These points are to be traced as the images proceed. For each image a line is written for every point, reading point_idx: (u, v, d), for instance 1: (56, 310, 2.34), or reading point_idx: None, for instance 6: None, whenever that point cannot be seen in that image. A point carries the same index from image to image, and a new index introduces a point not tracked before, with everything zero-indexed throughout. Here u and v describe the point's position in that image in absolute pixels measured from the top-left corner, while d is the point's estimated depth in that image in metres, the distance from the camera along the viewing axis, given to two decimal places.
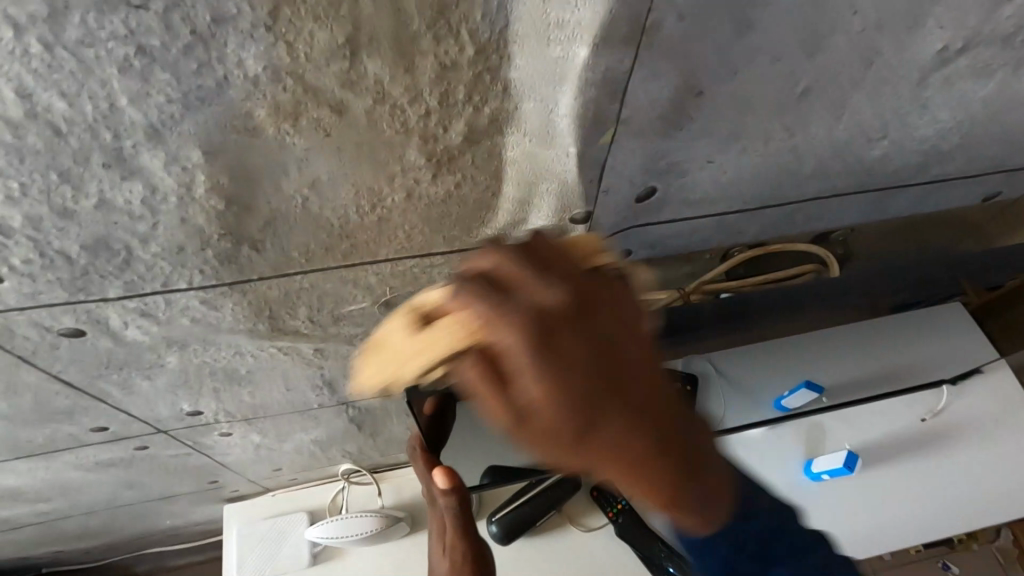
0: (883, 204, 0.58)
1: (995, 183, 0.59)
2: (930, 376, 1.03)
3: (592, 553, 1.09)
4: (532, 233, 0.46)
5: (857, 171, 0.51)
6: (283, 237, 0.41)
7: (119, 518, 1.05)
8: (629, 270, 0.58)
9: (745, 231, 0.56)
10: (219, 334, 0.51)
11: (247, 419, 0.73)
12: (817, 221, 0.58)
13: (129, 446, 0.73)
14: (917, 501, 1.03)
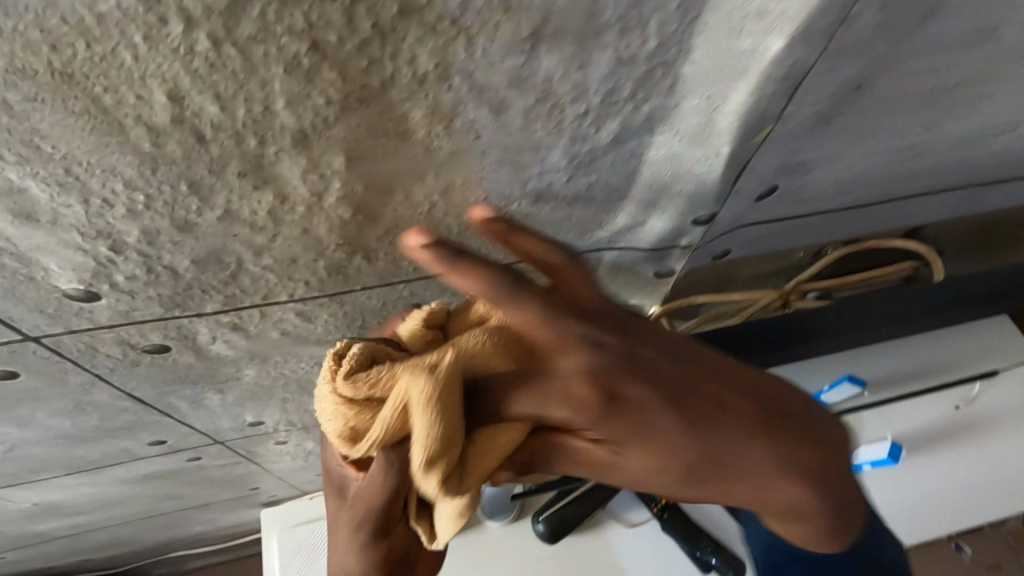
0: (982, 199, 0.56)
1: None
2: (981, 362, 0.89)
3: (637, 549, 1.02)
4: (646, 236, 0.44)
5: (972, 166, 0.49)
6: (398, 246, 0.38)
7: (153, 527, 1.02)
8: (722, 270, 0.56)
9: (845, 229, 0.54)
10: (303, 346, 0.48)
11: (306, 428, 0.69)
12: (915, 218, 0.56)
13: (181, 458, 0.70)
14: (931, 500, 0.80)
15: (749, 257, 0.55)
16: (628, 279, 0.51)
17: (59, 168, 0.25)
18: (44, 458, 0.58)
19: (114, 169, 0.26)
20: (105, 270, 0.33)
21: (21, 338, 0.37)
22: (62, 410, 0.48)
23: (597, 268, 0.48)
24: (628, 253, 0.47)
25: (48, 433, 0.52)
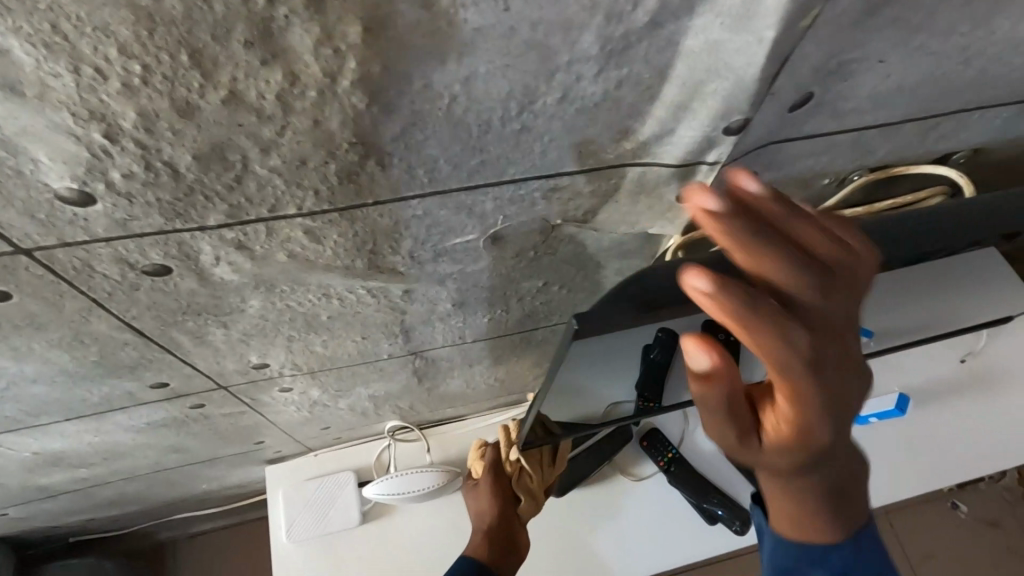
0: (1015, 122, 0.54)
1: None
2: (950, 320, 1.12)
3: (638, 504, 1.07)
4: (675, 147, 0.42)
5: (1011, 80, 0.46)
6: (414, 149, 0.36)
7: (158, 483, 1.01)
8: None
9: (873, 154, 0.52)
10: (311, 273, 0.46)
11: (312, 373, 0.68)
12: (950, 140, 0.53)
13: (186, 406, 0.68)
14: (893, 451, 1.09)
15: (774, 182, 0.52)
16: (650, 202, 0.49)
17: (44, 22, 0.23)
18: (44, 400, 0.56)
19: (106, 27, 0.23)
20: (99, 165, 0.30)
21: (13, 251, 0.35)
22: (60, 342, 0.46)
23: (620, 186, 0.46)
24: (653, 170, 0.44)
25: (48, 368, 0.50)
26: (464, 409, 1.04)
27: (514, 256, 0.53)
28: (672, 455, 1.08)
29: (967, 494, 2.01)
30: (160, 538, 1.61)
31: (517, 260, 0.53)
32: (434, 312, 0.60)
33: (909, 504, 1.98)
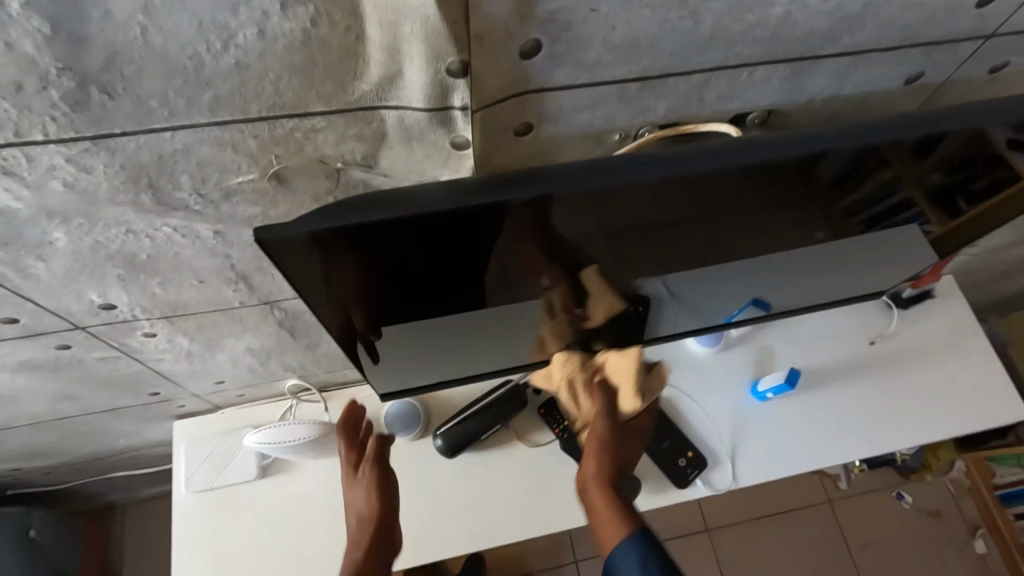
0: (797, 84, 0.56)
1: (919, 63, 0.57)
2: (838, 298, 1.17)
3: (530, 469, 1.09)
4: (413, 91, 0.45)
5: (759, 38, 0.49)
6: (134, 81, 0.39)
7: (70, 433, 1.06)
8: (539, 149, 0.56)
9: (653, 110, 0.55)
10: (100, 206, 0.50)
11: (168, 318, 0.72)
12: (732, 99, 0.56)
13: (51, 346, 0.73)
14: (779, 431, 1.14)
15: (560, 135, 0.55)
16: (425, 150, 0.52)
17: None
18: None
19: None
20: None
21: None
22: None
23: (386, 130, 0.49)
24: (409, 115, 0.48)
25: None
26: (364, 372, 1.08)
27: (314, 201, 0.56)
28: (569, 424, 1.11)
29: (913, 484, 2.02)
30: (108, 500, 1.67)
31: (320, 205, 0.57)
32: (262, 258, 0.64)
33: (852, 492, 2.00)
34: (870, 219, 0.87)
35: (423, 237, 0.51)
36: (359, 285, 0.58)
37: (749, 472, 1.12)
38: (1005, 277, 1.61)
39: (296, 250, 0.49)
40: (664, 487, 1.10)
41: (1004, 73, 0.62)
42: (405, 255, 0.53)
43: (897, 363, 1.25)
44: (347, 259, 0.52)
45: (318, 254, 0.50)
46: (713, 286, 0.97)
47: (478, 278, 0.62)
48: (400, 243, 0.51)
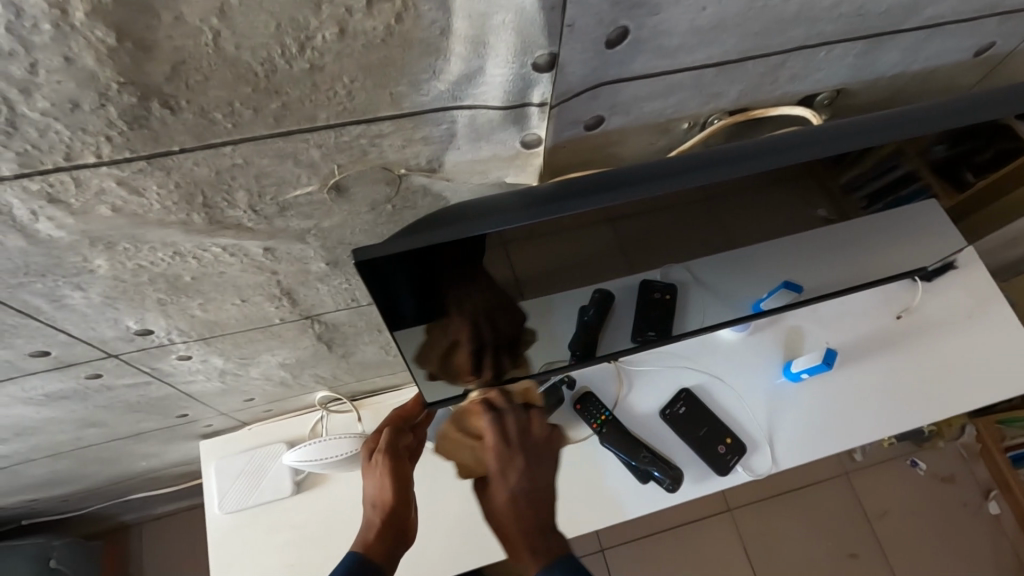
0: (869, 61, 0.53)
1: (991, 31, 0.54)
2: (865, 275, 1.16)
3: (570, 468, 1.08)
4: (490, 88, 0.41)
5: (847, 12, 0.46)
6: (198, 92, 0.35)
7: (91, 461, 1.02)
8: (603, 143, 0.54)
9: (725, 95, 0.52)
10: (149, 229, 0.46)
11: (205, 339, 0.68)
12: (803, 80, 0.53)
13: (81, 376, 0.68)
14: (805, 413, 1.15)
15: (626, 127, 0.52)
16: (492, 149, 0.49)
17: None
18: None
19: None
20: None
21: None
22: None
23: (454, 132, 0.46)
24: (480, 114, 0.44)
25: None
26: (395, 378, 1.04)
27: (370, 210, 0.53)
28: (605, 418, 1.09)
29: (926, 451, 2.06)
30: (123, 520, 1.63)
31: (375, 214, 0.54)
32: (310, 272, 0.60)
33: (868, 463, 2.01)
34: (894, 189, 0.87)
35: (495, 249, 0.50)
36: (425, 298, 0.57)
37: (786, 454, 1.11)
38: (1015, 242, 1.62)
39: (374, 271, 0.49)
40: (705, 475, 1.09)
41: None
42: (476, 265, 0.53)
43: (923, 335, 1.25)
44: (419, 274, 0.52)
45: (394, 272, 0.50)
46: (740, 267, 0.96)
47: (542, 277, 0.61)
48: (469, 254, 0.50)
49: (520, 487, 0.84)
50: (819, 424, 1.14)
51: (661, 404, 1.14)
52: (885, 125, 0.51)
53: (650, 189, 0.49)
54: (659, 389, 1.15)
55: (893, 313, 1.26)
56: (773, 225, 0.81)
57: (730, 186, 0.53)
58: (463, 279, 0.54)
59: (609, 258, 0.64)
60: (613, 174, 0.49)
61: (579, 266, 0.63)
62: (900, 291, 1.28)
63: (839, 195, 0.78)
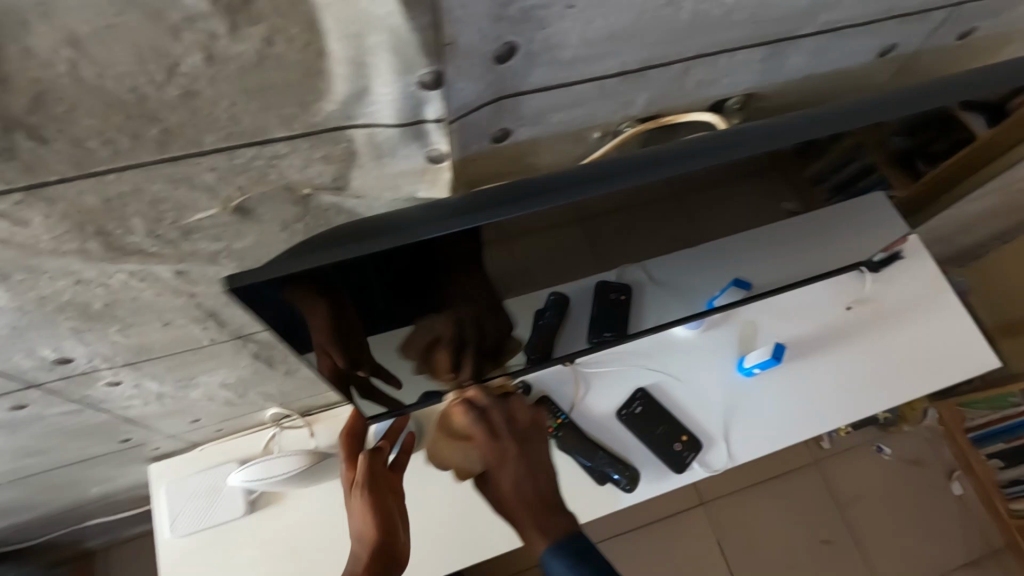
0: (776, 64, 0.54)
1: (893, 33, 0.56)
2: (827, 264, 1.18)
3: None
4: (382, 107, 0.41)
5: (741, 20, 0.47)
6: (67, 121, 0.34)
7: (35, 491, 0.99)
8: (517, 156, 0.54)
9: (634, 103, 0.52)
10: (45, 259, 0.45)
11: (133, 364, 0.67)
12: (711, 86, 0.54)
13: (5, 407, 0.67)
14: (761, 407, 1.17)
15: (538, 139, 0.52)
16: (399, 166, 0.48)
17: None
18: None
19: None
20: None
21: None
22: None
23: (356, 150, 0.45)
24: (379, 131, 0.44)
25: None
26: None
27: (282, 229, 0.52)
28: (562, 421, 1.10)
29: (890, 436, 2.09)
30: (85, 547, 1.59)
31: (288, 233, 0.53)
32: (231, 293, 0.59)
33: (837, 451, 2.04)
34: (835, 184, 0.88)
35: (404, 261, 0.51)
36: (343, 314, 0.57)
37: (740, 450, 1.13)
38: (965, 230, 1.66)
39: (275, 288, 0.48)
40: (662, 474, 1.10)
41: (970, 40, 0.61)
42: (390, 279, 0.53)
43: (873, 325, 1.27)
44: (327, 290, 0.52)
45: (299, 289, 0.50)
46: (691, 265, 0.96)
47: (467, 292, 0.61)
48: (379, 267, 0.50)
49: (523, 476, 0.73)
50: (774, 417, 1.16)
51: (619, 405, 1.14)
52: (786, 129, 0.53)
53: (549, 200, 0.49)
54: (616, 390, 1.15)
55: (844, 304, 1.28)
56: (709, 225, 0.82)
57: (634, 193, 0.54)
58: (380, 292, 0.55)
59: (538, 267, 0.65)
60: (519, 186, 0.49)
61: (511, 278, 0.63)
62: (851, 281, 1.30)
63: (795, 183, 0.78)
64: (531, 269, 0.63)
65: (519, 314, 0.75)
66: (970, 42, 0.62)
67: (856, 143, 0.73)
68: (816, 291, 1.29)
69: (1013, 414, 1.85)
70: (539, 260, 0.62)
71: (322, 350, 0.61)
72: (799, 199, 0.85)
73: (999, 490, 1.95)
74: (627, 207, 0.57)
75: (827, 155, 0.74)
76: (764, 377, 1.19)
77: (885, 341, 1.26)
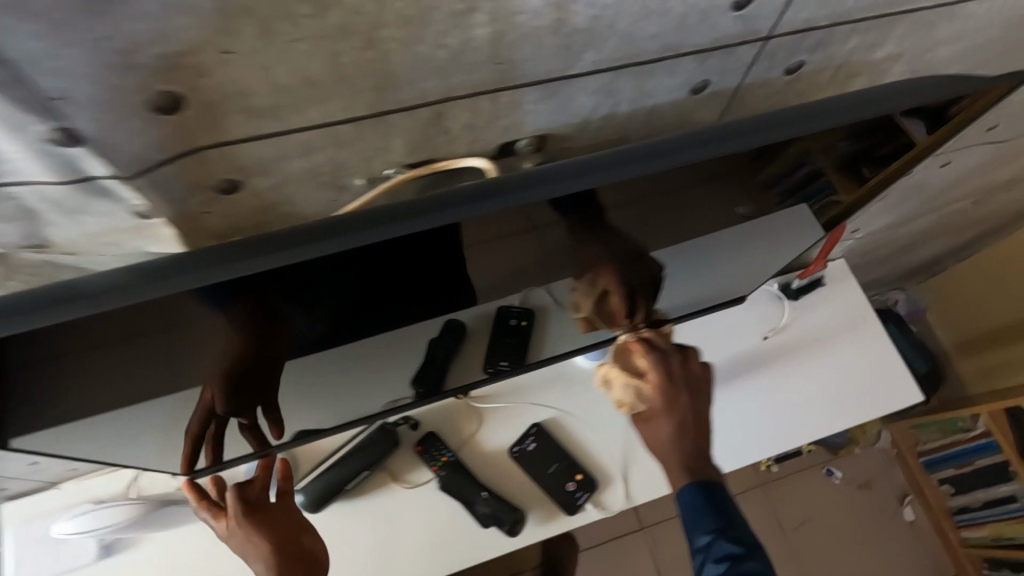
0: (559, 104, 0.48)
1: (697, 70, 0.50)
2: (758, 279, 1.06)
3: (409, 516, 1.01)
4: (24, 164, 0.36)
5: (479, 61, 0.41)
6: None
7: None
8: (267, 205, 0.48)
9: (390, 148, 0.46)
10: None
11: None
12: (484, 129, 0.48)
13: None
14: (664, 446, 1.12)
15: (282, 187, 0.47)
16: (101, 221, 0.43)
17: None
18: None
19: None
20: None
21: None
22: None
23: (31, 207, 0.40)
24: (45, 188, 0.38)
25: None
26: None
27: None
28: (447, 459, 1.04)
29: (842, 459, 2.02)
30: None
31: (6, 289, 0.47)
32: None
33: (785, 474, 1.98)
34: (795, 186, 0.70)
35: (112, 324, 0.45)
36: (132, 365, 0.52)
37: (638, 490, 1.07)
38: (906, 251, 1.59)
39: (17, 346, 0.43)
40: (553, 516, 1.05)
41: (802, 74, 0.56)
42: (110, 342, 0.47)
43: (791, 355, 1.22)
44: (72, 348, 0.46)
45: (34, 350, 0.44)
46: (606, 292, 0.81)
47: (247, 346, 0.54)
48: (78, 334, 0.44)
49: (686, 438, 0.80)
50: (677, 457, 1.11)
51: (512, 441, 1.09)
52: (587, 166, 0.45)
53: (266, 260, 0.42)
54: (510, 425, 1.10)
55: (761, 334, 1.23)
56: (607, 257, 0.68)
57: (398, 244, 0.46)
58: (111, 353, 0.49)
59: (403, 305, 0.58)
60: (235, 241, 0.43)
61: (310, 327, 0.56)
62: (770, 309, 1.25)
63: (727, 191, 0.63)
64: (327, 319, 0.56)
65: (349, 357, 0.66)
66: (803, 77, 0.56)
67: (784, 147, 0.56)
68: (731, 319, 1.24)
69: (962, 439, 1.79)
70: (334, 311, 0.54)
71: (120, 396, 0.56)
72: (749, 206, 0.68)
73: (949, 517, 1.90)
74: (408, 255, 0.48)
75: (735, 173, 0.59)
76: (669, 412, 1.14)
77: (804, 375, 1.21)
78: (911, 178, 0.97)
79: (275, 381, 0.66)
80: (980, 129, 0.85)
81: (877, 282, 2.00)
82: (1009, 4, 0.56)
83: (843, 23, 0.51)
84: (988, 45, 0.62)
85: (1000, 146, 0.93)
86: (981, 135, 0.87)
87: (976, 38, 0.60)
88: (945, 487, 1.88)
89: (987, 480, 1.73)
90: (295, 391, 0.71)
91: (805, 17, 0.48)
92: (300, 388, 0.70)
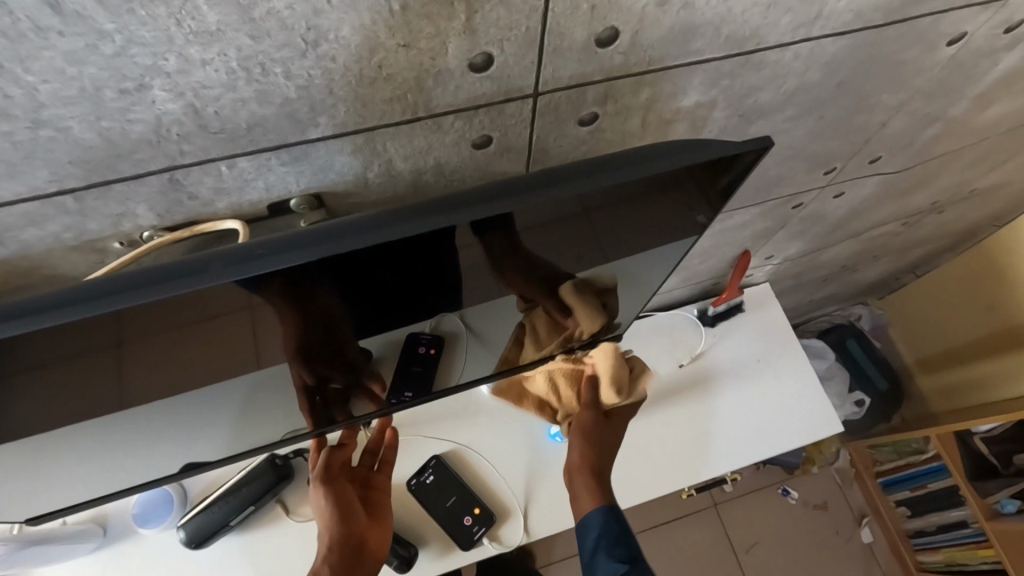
0: (318, 165, 0.47)
1: (469, 127, 0.48)
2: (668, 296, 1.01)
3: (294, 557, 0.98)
4: None
5: (189, 132, 0.39)
6: None
7: None
8: (19, 269, 0.47)
9: (134, 214, 0.45)
10: None
11: None
12: (239, 192, 0.47)
13: None
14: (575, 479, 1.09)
15: (26, 253, 0.45)
16: None
17: None
18: None
19: None
20: None
21: None
22: None
23: None
24: None
25: None
26: None
27: None
28: None
29: (798, 478, 1.99)
30: None
31: None
32: None
33: (739, 494, 1.95)
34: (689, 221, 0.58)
35: None
36: None
37: (538, 524, 1.05)
38: (847, 271, 1.56)
39: (52, 343, 0.39)
40: (448, 550, 1.03)
41: (602, 125, 0.54)
42: None
43: (708, 385, 1.18)
44: (115, 348, 0.43)
45: (124, 336, 0.41)
46: (507, 327, 0.72)
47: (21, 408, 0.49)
48: None
49: None
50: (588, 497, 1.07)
51: (410, 474, 1.07)
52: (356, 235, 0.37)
53: None
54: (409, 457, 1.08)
55: (679, 361, 1.20)
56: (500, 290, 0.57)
57: (115, 328, 0.39)
58: None
59: (393, 301, 0.51)
60: None
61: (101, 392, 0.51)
62: (686, 335, 1.24)
63: (601, 242, 0.53)
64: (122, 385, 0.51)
65: (174, 414, 0.60)
66: (606, 126, 0.55)
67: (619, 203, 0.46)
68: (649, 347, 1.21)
69: (918, 460, 1.74)
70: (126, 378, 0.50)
71: None
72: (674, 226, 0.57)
73: (906, 539, 1.85)
74: (139, 331, 0.41)
75: (627, 209, 0.49)
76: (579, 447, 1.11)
77: (724, 407, 1.17)
78: (807, 207, 0.94)
79: (101, 440, 0.61)
80: (861, 160, 0.82)
81: (832, 298, 1.96)
82: (820, 49, 0.54)
83: (623, 76, 0.48)
84: (819, 86, 0.60)
85: (894, 173, 0.91)
86: (865, 166, 0.84)
87: (799, 81, 0.58)
88: (902, 509, 1.83)
89: (942, 504, 1.68)
90: (130, 446, 0.66)
91: (572, 72, 0.46)
92: (135, 444, 0.65)
